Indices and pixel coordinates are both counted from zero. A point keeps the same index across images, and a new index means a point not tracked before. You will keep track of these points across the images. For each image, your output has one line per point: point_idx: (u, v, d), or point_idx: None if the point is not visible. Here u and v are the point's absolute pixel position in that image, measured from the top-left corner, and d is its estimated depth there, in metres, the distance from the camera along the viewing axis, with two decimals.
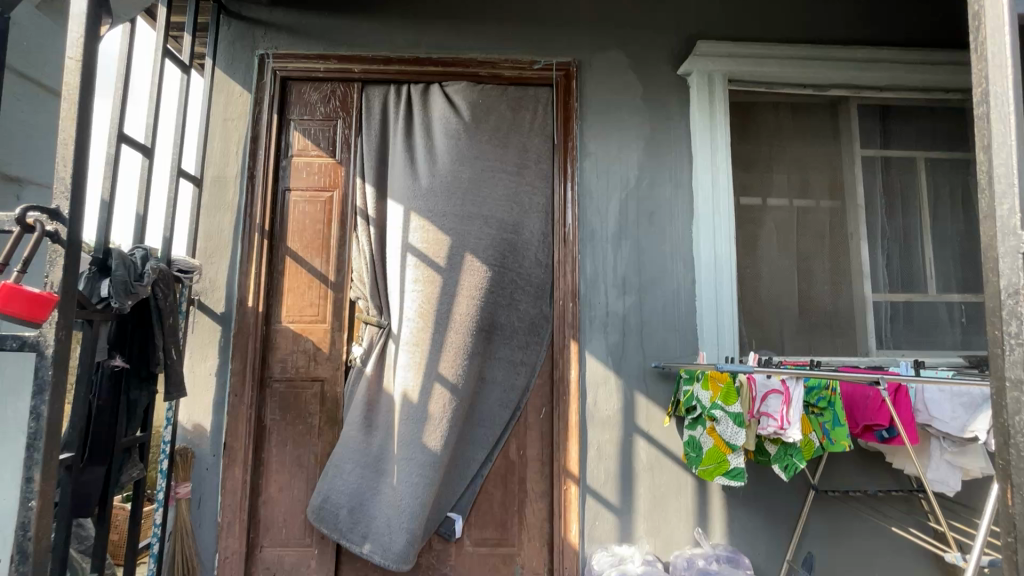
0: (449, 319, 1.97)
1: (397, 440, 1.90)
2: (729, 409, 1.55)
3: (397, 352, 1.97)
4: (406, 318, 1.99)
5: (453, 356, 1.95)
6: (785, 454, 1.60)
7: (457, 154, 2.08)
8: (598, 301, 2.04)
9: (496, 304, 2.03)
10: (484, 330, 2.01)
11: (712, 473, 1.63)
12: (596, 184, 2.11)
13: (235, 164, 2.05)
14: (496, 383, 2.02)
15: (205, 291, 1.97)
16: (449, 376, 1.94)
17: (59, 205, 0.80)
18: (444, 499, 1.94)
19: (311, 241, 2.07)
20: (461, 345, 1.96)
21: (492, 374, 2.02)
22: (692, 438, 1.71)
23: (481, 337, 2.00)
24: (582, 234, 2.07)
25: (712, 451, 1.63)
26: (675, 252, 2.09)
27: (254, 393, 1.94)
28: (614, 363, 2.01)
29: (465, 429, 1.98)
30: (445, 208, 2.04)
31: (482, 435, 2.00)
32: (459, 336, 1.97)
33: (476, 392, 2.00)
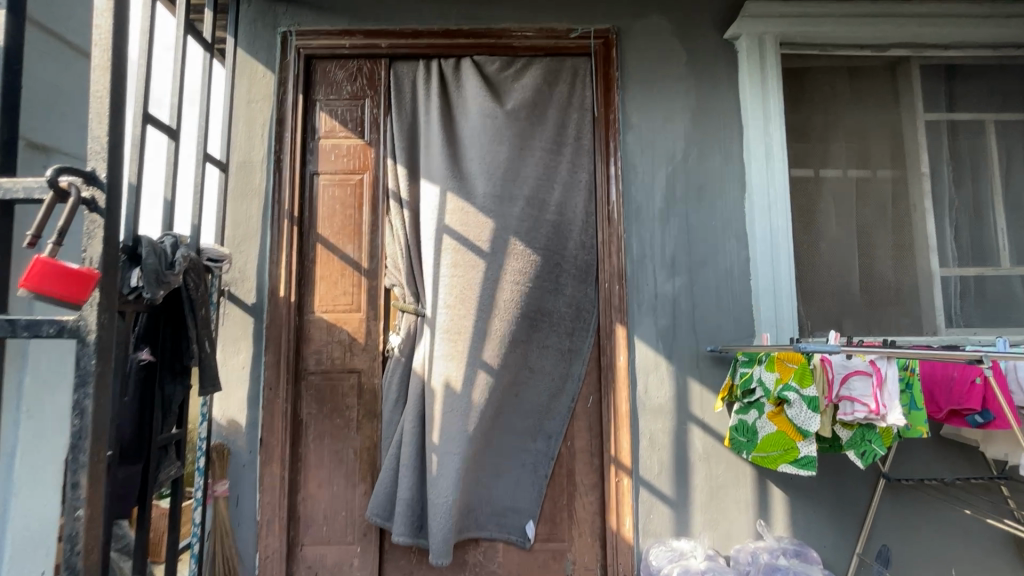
0: (493, 305, 1.88)
1: (437, 433, 1.80)
2: (805, 392, 1.42)
3: (435, 343, 1.87)
4: (446, 305, 1.88)
5: (497, 344, 1.87)
6: (863, 441, 1.45)
7: (491, 131, 1.97)
8: (646, 282, 1.93)
9: (539, 289, 1.92)
10: (526, 316, 1.91)
11: (776, 460, 1.51)
12: (641, 158, 1.98)
13: (261, 149, 1.96)
14: (541, 372, 1.91)
15: (235, 281, 1.90)
16: (492, 364, 1.85)
17: (94, 167, 0.82)
18: (475, 490, 1.85)
19: (343, 228, 1.98)
20: (504, 333, 1.88)
21: (536, 362, 1.91)
22: (746, 421, 1.60)
23: (523, 323, 1.91)
24: (627, 212, 1.95)
25: (777, 437, 1.51)
26: (725, 229, 1.96)
27: (289, 386, 1.86)
28: (665, 347, 1.90)
29: (507, 420, 1.89)
30: (482, 190, 1.94)
31: (525, 426, 1.90)
32: (502, 323, 1.88)
33: (521, 381, 1.90)
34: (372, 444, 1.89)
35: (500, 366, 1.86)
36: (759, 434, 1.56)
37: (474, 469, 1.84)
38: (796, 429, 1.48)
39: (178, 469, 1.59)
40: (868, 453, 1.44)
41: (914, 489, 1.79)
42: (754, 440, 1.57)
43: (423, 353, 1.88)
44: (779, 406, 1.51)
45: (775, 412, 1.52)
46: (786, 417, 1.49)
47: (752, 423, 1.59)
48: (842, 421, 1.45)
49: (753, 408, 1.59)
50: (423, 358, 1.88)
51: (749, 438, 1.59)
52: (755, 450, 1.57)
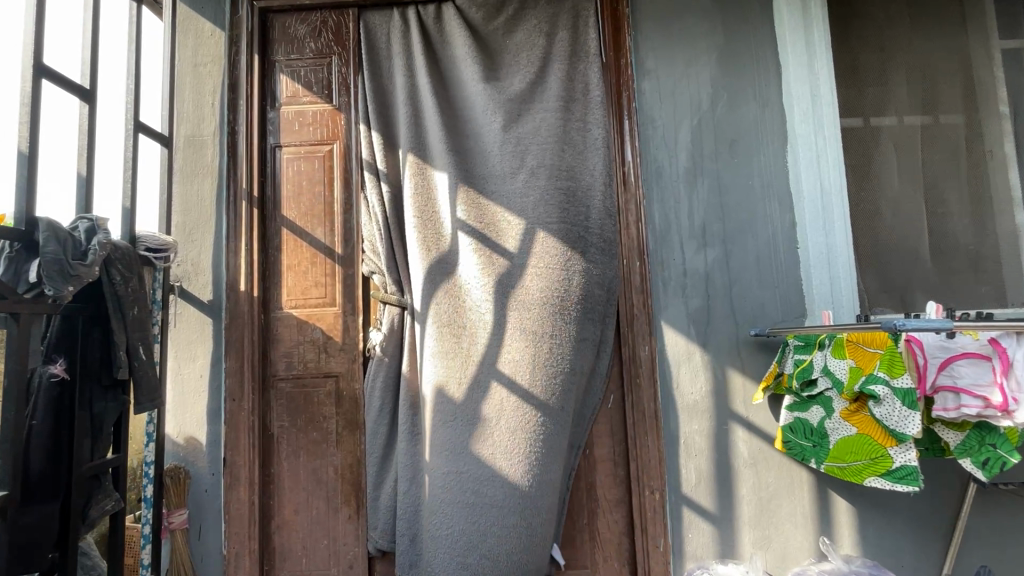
0: (507, 292, 1.54)
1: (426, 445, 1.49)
2: (896, 384, 1.10)
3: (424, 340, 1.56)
4: (444, 296, 1.56)
5: (508, 340, 1.51)
6: (983, 446, 1.13)
7: (482, 91, 1.64)
8: (673, 259, 1.61)
9: (555, 266, 1.54)
10: (541, 301, 1.52)
11: (861, 472, 1.20)
12: (661, 112, 1.66)
13: (211, 119, 1.67)
14: (573, 374, 1.50)
15: (186, 276, 1.62)
16: (506, 369, 1.50)
17: None
18: (479, 526, 1.41)
19: (311, 209, 1.69)
20: (518, 324, 1.52)
21: (579, 364, 1.52)
22: (808, 423, 1.32)
23: (537, 309, 1.52)
24: (647, 175, 1.64)
25: (858, 442, 1.21)
26: (766, 191, 1.63)
27: (255, 396, 1.59)
28: (697, 334, 1.59)
29: (547, 444, 1.45)
30: (479, 168, 1.62)
31: (561, 443, 1.47)
32: (520, 314, 1.52)
33: (549, 386, 1.48)
34: (356, 460, 1.60)
35: (512, 369, 1.49)
36: (834, 437, 1.27)
37: (503, 501, 1.42)
38: (884, 432, 1.18)
39: (118, 502, 1.32)
40: (993, 462, 1.11)
41: (1012, 495, 1.47)
42: (824, 446, 1.29)
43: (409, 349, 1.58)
44: (855, 401, 1.22)
45: (851, 409, 1.23)
46: (870, 416, 1.20)
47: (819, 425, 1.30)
48: (944, 419, 1.17)
49: (815, 404, 1.31)
50: (409, 357, 1.58)
51: (817, 443, 1.31)
52: (828, 458, 1.28)
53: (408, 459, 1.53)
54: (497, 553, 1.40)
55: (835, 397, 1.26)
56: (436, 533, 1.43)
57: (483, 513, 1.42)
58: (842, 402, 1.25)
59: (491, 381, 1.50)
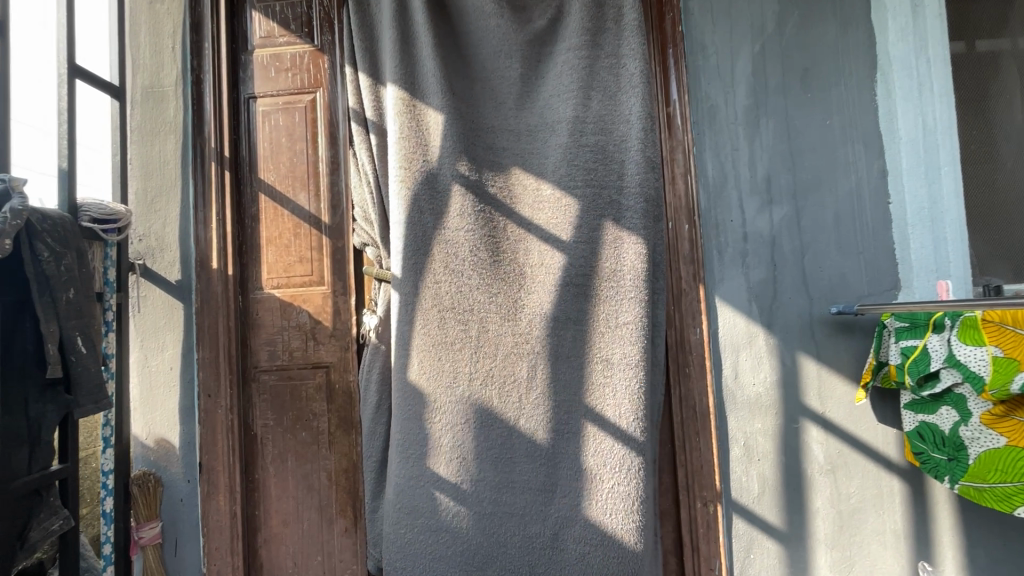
0: (522, 277, 1.26)
1: (421, 450, 1.23)
2: None
3: (424, 331, 1.25)
4: (445, 275, 1.26)
5: (530, 326, 1.24)
6: None
7: (493, 20, 1.34)
8: (730, 221, 1.30)
9: (580, 240, 1.26)
10: (565, 283, 1.25)
11: (1014, 497, 0.97)
12: (715, 36, 1.33)
13: (171, 66, 1.41)
14: (606, 365, 1.23)
15: (150, 254, 1.38)
16: (523, 365, 1.24)
17: None
18: (498, 537, 1.21)
19: (291, 171, 1.42)
20: (535, 309, 1.24)
21: (616, 355, 1.22)
22: (940, 429, 1.05)
23: (557, 291, 1.24)
24: (697, 115, 1.31)
25: (1011, 457, 0.98)
26: (848, 131, 1.30)
27: (233, 391, 1.36)
28: (761, 311, 1.29)
29: (573, 443, 1.22)
30: (489, 117, 1.33)
31: (589, 443, 1.21)
32: (538, 300, 1.25)
33: (573, 380, 1.24)
34: (352, 465, 1.37)
35: (530, 366, 1.23)
36: (975, 450, 1.01)
37: (525, 509, 1.21)
38: None
39: (69, 520, 1.11)
40: None
41: None
42: (965, 461, 1.02)
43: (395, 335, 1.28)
44: (1004, 403, 0.98)
45: (998, 413, 0.99)
46: None
47: (954, 432, 1.03)
48: None
49: (943, 404, 1.05)
50: (397, 348, 1.26)
51: (954, 456, 1.04)
52: (967, 477, 1.02)
53: (404, 470, 1.23)
54: (518, 565, 1.20)
55: (970, 396, 1.01)
56: (437, 555, 1.20)
57: (504, 522, 1.21)
58: (981, 403, 1.01)
59: (503, 379, 1.24)
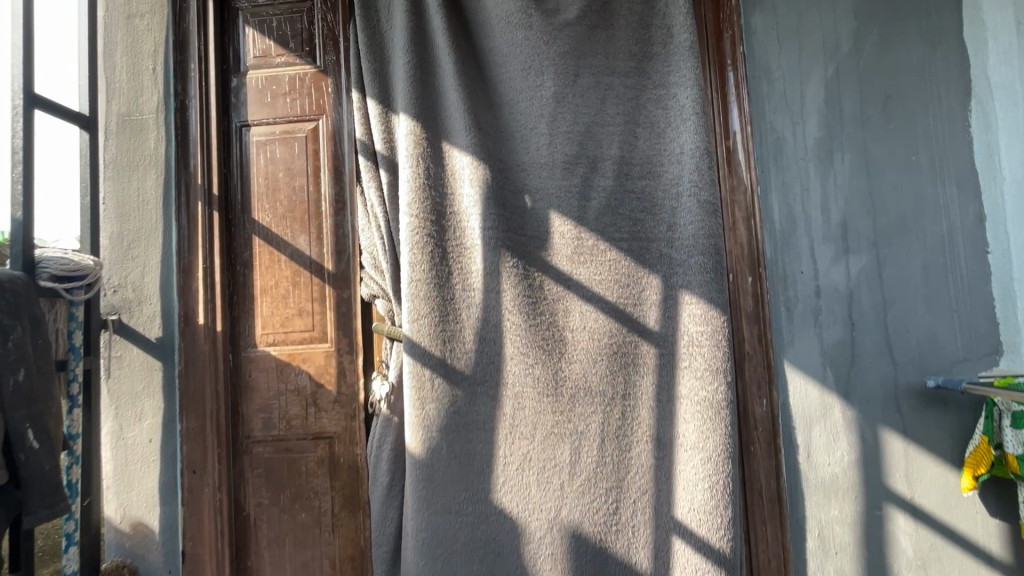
0: (563, 343, 1.10)
1: (444, 546, 1.06)
2: None
3: (446, 407, 1.08)
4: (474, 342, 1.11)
5: (571, 401, 1.09)
6: None
7: (523, 37, 1.16)
8: (800, 271, 1.12)
9: (628, 302, 1.10)
10: (611, 351, 1.09)
11: None
12: (781, 58, 1.16)
13: (151, 91, 1.23)
14: (655, 445, 1.08)
15: (126, 307, 1.19)
16: (567, 444, 1.08)
17: None
18: None
19: (290, 211, 1.24)
20: (576, 382, 1.09)
21: (665, 433, 1.08)
22: None
23: (603, 362, 1.09)
24: (761, 151, 1.14)
25: None
26: (938, 169, 1.12)
27: (221, 467, 1.18)
28: (837, 379, 1.11)
29: (622, 537, 1.06)
30: (520, 151, 1.15)
31: (636, 534, 1.06)
32: (581, 370, 1.09)
33: (620, 463, 1.08)
34: (358, 553, 1.17)
35: (575, 446, 1.08)
36: None
37: None
38: None
39: None
40: None
41: None
42: None
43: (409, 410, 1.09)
44: None
45: None
46: None
47: None
48: None
49: None
50: (412, 427, 1.08)
51: None
52: None
53: (427, 571, 1.05)
54: None
55: None
56: None
57: None
58: None
59: (536, 466, 1.08)
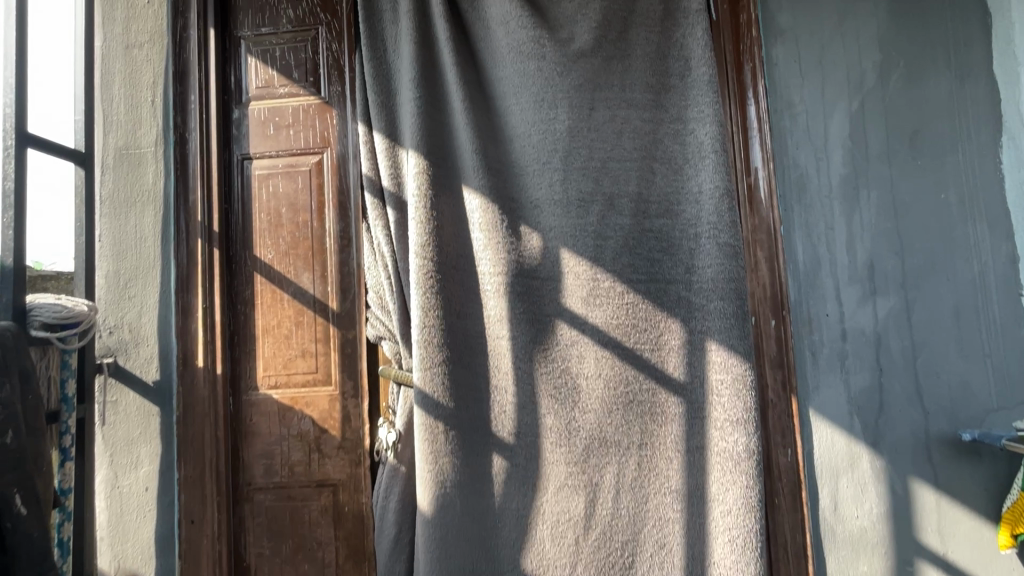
0: (578, 390, 1.05)
1: None
2: None
3: (457, 460, 1.04)
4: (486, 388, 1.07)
5: (586, 451, 1.04)
6: None
7: (535, 68, 1.11)
8: (825, 314, 1.08)
9: (645, 347, 1.05)
10: (627, 400, 1.04)
11: None
12: (804, 91, 1.11)
13: (150, 124, 1.19)
14: (675, 497, 1.03)
15: (122, 349, 1.15)
16: (581, 497, 1.03)
17: None
18: None
19: (293, 247, 1.20)
20: (592, 432, 1.04)
21: (685, 486, 1.03)
22: None
23: (620, 411, 1.04)
24: (784, 188, 1.10)
25: None
26: (968, 207, 1.08)
27: (220, 517, 1.13)
28: (866, 427, 1.06)
29: None
30: (532, 188, 1.10)
31: None
32: (596, 418, 1.04)
33: (638, 517, 1.03)
34: None
35: (590, 499, 1.03)
36: None
37: None
38: None
39: None
40: None
41: None
42: None
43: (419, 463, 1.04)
44: None
45: None
46: None
47: None
48: None
49: None
50: (422, 481, 1.03)
51: None
52: None
53: None
54: None
55: None
56: None
57: None
58: None
59: (551, 520, 1.03)
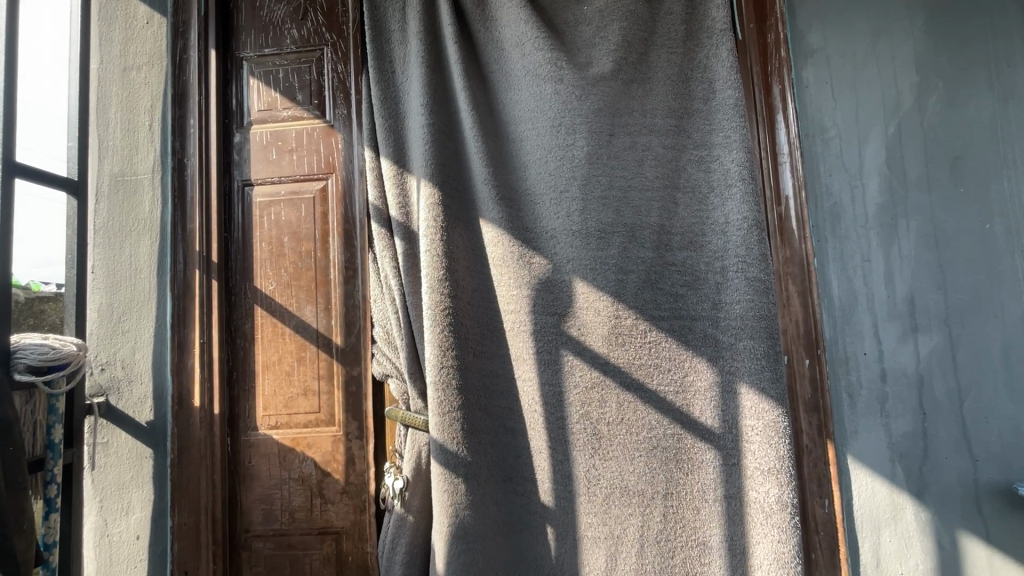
0: (599, 435, 0.98)
1: None
2: None
3: (469, 511, 0.97)
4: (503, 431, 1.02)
5: (609, 501, 0.97)
6: None
7: (551, 91, 1.05)
8: (862, 352, 1.01)
9: (670, 389, 0.98)
10: (651, 447, 0.97)
11: None
12: (837, 114, 1.05)
13: (147, 150, 1.14)
14: (706, 552, 0.95)
15: (114, 387, 1.09)
16: (604, 551, 0.96)
17: None
18: None
19: (296, 278, 1.14)
20: (614, 481, 0.97)
21: (716, 540, 0.95)
22: None
23: (644, 459, 0.97)
24: (817, 218, 1.04)
25: None
26: (1016, 238, 1.00)
27: (215, 568, 1.06)
28: (909, 476, 0.98)
29: None
30: (549, 217, 1.04)
31: None
32: (618, 467, 0.97)
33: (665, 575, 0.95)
34: None
35: (613, 554, 0.96)
36: None
37: None
38: None
39: None
40: None
41: None
42: None
43: (436, 515, 0.97)
44: None
45: None
46: None
47: None
48: None
49: None
50: (435, 534, 0.97)
51: None
52: None
53: None
54: None
55: None
56: None
57: None
58: None
59: (568, 573, 0.97)
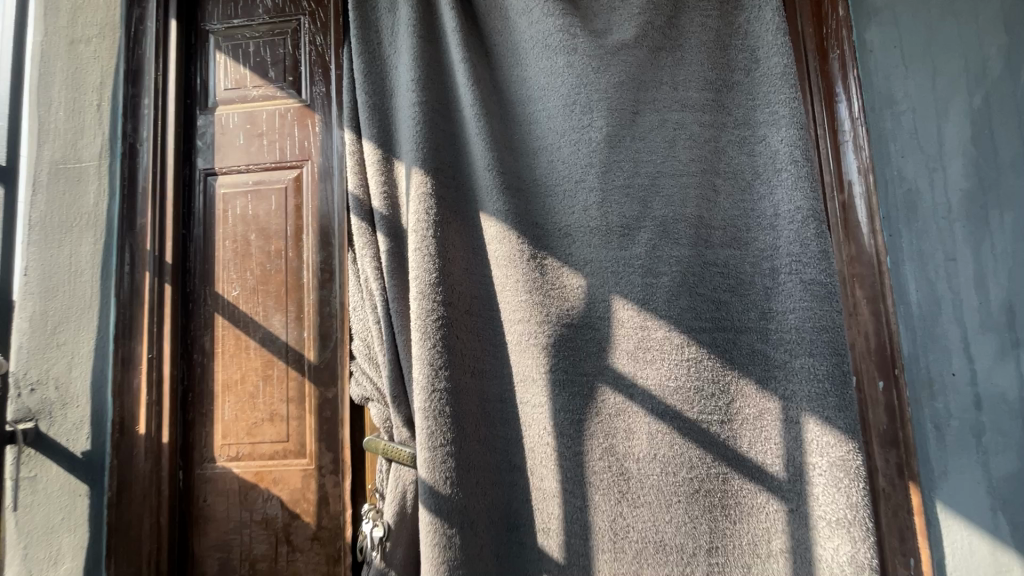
0: (625, 475, 0.80)
1: None
2: None
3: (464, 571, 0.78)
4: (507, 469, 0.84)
5: (638, 560, 0.78)
6: None
7: (564, 62, 0.89)
8: (951, 373, 0.81)
9: (713, 418, 0.80)
10: (692, 491, 0.78)
11: None
12: (910, 85, 0.87)
13: (94, 133, 0.98)
14: None
15: (45, 411, 0.91)
16: None
17: None
18: None
19: (263, 283, 0.97)
20: (645, 533, 0.78)
21: None
22: None
23: (682, 505, 0.78)
24: (888, 210, 0.85)
25: None
26: None
27: None
28: (1016, 529, 0.78)
29: None
30: (563, 211, 0.87)
31: None
32: (650, 515, 0.78)
33: None
34: None
35: None
36: None
37: None
38: None
39: None
40: None
41: None
42: None
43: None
44: None
45: None
46: None
47: None
48: None
49: None
50: None
51: None
52: None
53: None
54: None
55: None
56: None
57: None
58: None
59: None
